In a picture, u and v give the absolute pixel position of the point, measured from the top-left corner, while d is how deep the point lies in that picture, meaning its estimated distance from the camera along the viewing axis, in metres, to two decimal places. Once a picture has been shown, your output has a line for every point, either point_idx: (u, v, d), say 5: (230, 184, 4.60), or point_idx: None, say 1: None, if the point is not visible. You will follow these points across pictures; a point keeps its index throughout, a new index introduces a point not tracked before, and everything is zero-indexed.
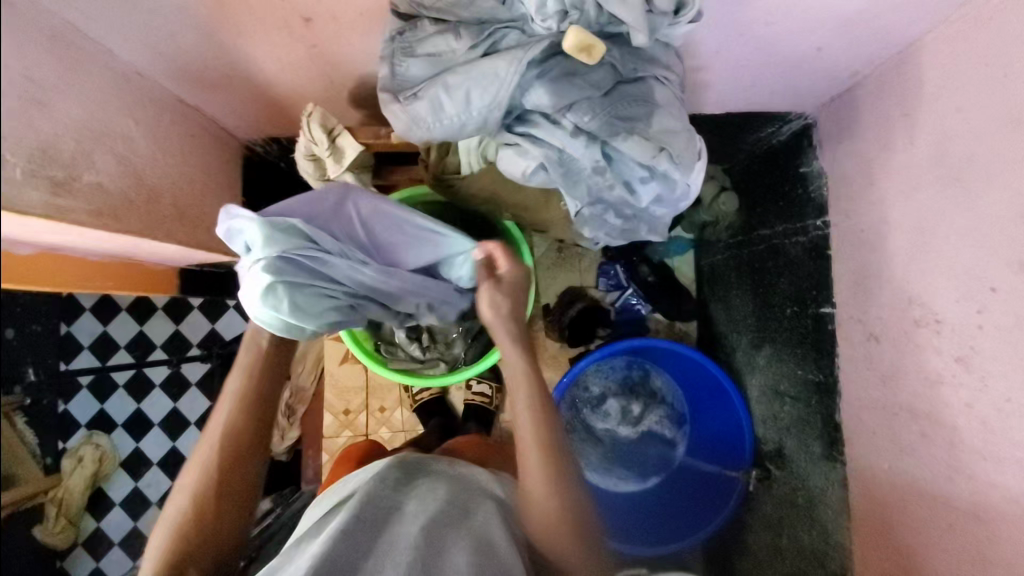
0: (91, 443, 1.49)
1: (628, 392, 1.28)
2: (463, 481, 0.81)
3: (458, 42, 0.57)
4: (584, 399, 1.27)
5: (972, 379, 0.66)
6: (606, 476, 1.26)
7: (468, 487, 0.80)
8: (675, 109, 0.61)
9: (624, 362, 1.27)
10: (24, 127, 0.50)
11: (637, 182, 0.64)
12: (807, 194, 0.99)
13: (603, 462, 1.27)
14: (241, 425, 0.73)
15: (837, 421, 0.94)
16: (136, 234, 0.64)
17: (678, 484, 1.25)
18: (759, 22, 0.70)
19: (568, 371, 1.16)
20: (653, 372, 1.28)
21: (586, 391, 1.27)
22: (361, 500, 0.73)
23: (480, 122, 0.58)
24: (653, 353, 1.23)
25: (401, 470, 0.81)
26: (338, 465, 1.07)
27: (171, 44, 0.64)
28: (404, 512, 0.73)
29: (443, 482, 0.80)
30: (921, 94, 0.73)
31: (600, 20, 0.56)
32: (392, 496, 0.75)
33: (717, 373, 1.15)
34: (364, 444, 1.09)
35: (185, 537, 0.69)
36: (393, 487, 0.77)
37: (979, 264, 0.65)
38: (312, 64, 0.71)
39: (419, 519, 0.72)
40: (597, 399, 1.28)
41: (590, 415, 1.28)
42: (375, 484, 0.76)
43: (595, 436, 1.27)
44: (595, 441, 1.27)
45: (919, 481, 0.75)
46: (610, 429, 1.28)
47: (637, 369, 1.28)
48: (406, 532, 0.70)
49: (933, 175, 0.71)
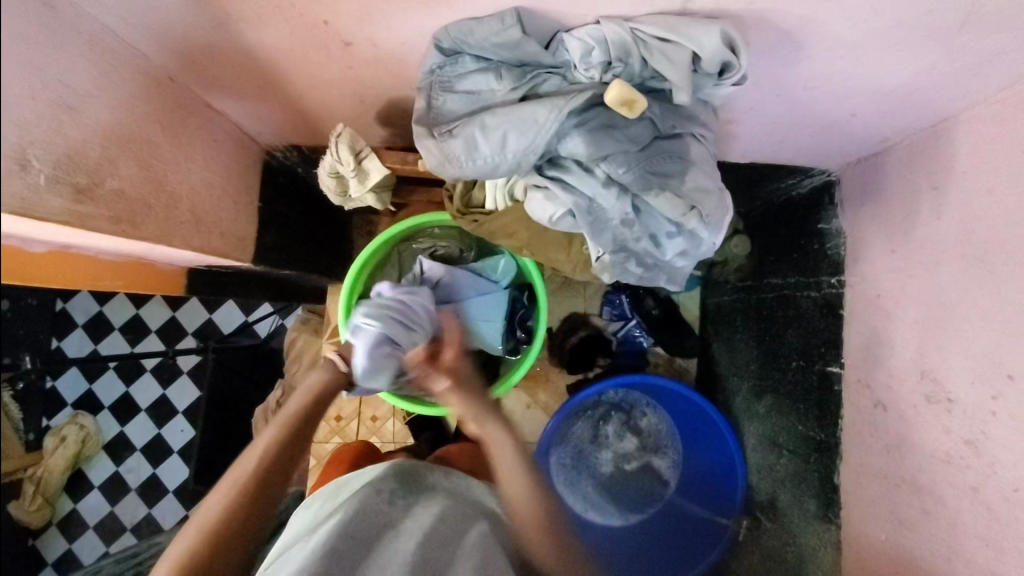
0: (75, 423, 1.48)
1: (655, 447, 1.26)
2: (460, 502, 0.82)
3: (499, 82, 0.56)
4: (603, 410, 1.27)
5: (981, 463, 0.66)
6: (576, 491, 1.24)
7: (462, 508, 0.80)
8: (709, 168, 0.61)
9: (641, 401, 1.26)
10: (51, 133, 0.48)
11: (663, 236, 0.64)
12: (823, 250, 0.99)
13: (577, 477, 1.25)
14: (285, 453, 0.73)
15: (836, 482, 0.93)
16: (150, 240, 0.63)
17: (639, 537, 1.23)
18: (800, 85, 0.69)
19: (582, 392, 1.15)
20: (679, 449, 1.25)
21: (634, 409, 1.27)
22: (352, 518, 0.74)
23: (513, 165, 0.58)
24: (672, 403, 1.22)
25: (398, 484, 0.83)
26: (328, 466, 1.05)
27: (206, 52, 0.63)
28: (399, 530, 0.74)
29: (438, 500, 0.81)
30: (951, 171, 0.72)
31: (643, 74, 0.56)
32: (385, 514, 0.77)
33: (727, 436, 1.13)
34: (358, 444, 1.08)
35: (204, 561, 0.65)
36: (389, 504, 0.78)
37: (998, 350, 0.64)
38: (345, 83, 0.70)
39: (412, 538, 0.72)
40: (635, 423, 1.27)
41: (613, 422, 1.27)
42: (369, 500, 0.78)
43: (591, 440, 1.26)
44: (583, 458, 1.26)
45: (917, 557, 0.75)
46: (605, 445, 1.27)
47: (652, 423, 1.26)
48: (400, 549, 0.70)
49: (957, 254, 0.70)
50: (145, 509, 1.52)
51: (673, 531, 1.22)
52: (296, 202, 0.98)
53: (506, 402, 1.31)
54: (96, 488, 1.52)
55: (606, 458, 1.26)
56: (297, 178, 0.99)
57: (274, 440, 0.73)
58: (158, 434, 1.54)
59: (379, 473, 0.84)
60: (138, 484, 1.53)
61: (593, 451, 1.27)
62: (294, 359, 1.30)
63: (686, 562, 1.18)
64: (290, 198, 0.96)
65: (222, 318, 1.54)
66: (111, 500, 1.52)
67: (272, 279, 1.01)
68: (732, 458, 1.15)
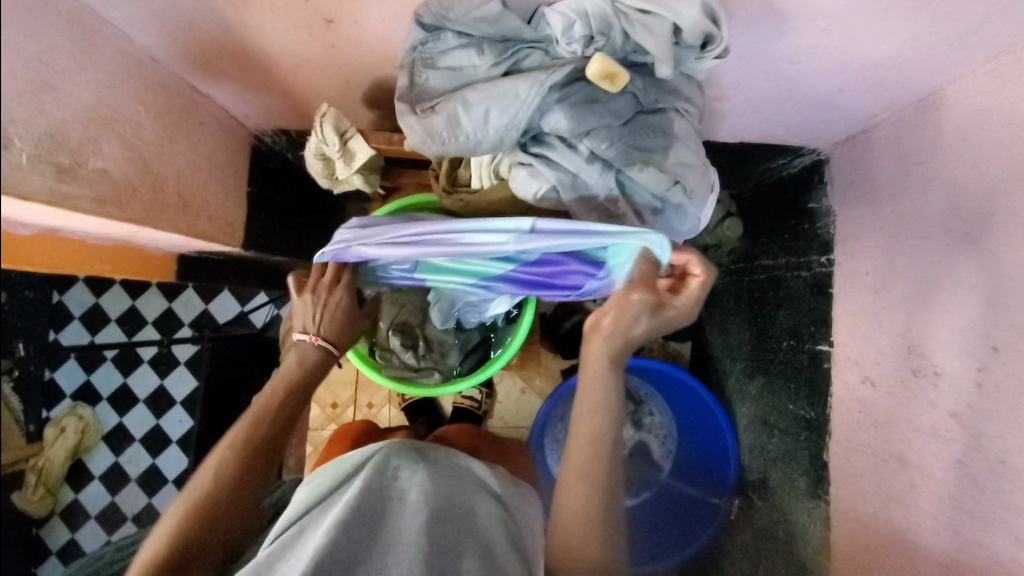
0: (75, 414, 1.48)
1: (654, 443, 1.25)
2: (461, 478, 0.83)
3: (481, 58, 0.57)
4: None
5: (968, 436, 0.66)
6: None
7: (463, 484, 0.82)
8: (693, 144, 0.61)
9: (643, 389, 1.26)
10: (34, 112, 0.48)
11: (648, 212, 0.64)
12: (813, 230, 0.99)
13: None
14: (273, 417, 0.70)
15: (825, 459, 0.94)
16: (136, 222, 0.63)
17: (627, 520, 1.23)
18: (785, 60, 0.69)
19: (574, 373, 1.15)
20: (675, 438, 1.25)
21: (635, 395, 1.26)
22: (362, 491, 0.74)
23: (495, 141, 0.58)
24: (677, 386, 1.23)
25: (404, 458, 0.83)
26: (331, 444, 1.07)
27: (186, 30, 0.62)
28: (407, 503, 0.75)
29: (442, 473, 0.82)
30: (938, 146, 0.72)
31: (625, 49, 0.56)
32: (393, 489, 0.77)
33: (726, 426, 1.17)
34: (358, 425, 1.09)
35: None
36: (395, 479, 0.79)
37: (983, 322, 0.64)
38: (329, 62, 0.70)
39: (419, 516, 0.72)
40: (639, 417, 1.26)
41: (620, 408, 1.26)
42: (375, 475, 0.78)
43: None
44: None
45: (904, 530, 0.76)
46: None
47: (653, 408, 1.25)
48: (408, 528, 0.70)
49: (944, 228, 0.71)
50: (145, 498, 1.53)
51: (665, 516, 1.22)
52: (286, 188, 0.98)
53: (501, 387, 1.31)
54: (96, 479, 1.53)
55: None
56: (287, 164, 0.99)
57: (259, 413, 0.69)
58: (157, 424, 1.55)
59: (381, 450, 0.84)
60: (138, 474, 1.54)
61: None
62: None
63: (677, 546, 1.18)
64: (280, 182, 0.97)
65: (216, 308, 1.54)
66: (111, 490, 1.53)
67: (267, 264, 1.01)
68: (724, 441, 1.19)
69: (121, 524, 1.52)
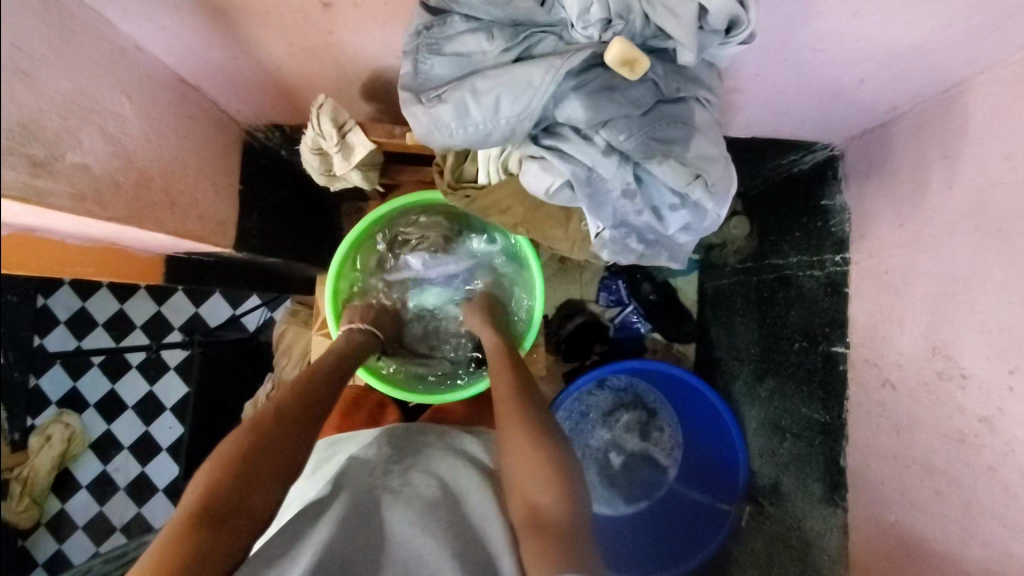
0: (61, 422, 1.39)
1: (659, 454, 1.24)
2: (454, 463, 0.82)
3: (491, 43, 0.53)
4: (614, 391, 1.24)
5: (998, 442, 0.63)
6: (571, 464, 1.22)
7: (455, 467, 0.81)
8: (714, 135, 0.58)
9: (653, 395, 1.24)
10: (4, 99, 0.44)
11: (665, 208, 0.60)
12: (826, 228, 0.96)
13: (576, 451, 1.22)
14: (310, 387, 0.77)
15: (842, 464, 0.91)
16: (121, 221, 0.59)
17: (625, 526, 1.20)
18: (807, 48, 0.66)
19: (585, 374, 1.11)
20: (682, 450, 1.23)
21: (646, 402, 1.25)
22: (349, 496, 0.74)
23: (507, 132, 0.54)
24: (684, 395, 1.19)
25: (394, 454, 0.83)
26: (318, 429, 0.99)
27: (173, 15, 0.58)
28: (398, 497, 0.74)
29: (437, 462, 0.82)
30: (965, 138, 0.69)
31: (645, 33, 0.52)
32: (381, 484, 0.77)
33: (734, 436, 1.10)
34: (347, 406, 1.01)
35: (206, 507, 0.62)
36: (386, 473, 0.79)
37: (1015, 322, 0.61)
38: (326, 51, 0.66)
39: (412, 505, 0.73)
40: (649, 427, 1.24)
41: (632, 413, 1.24)
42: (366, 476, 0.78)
43: (603, 415, 1.23)
44: (587, 434, 1.23)
45: (929, 538, 0.73)
46: (610, 428, 1.24)
47: (662, 417, 1.24)
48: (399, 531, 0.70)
49: (971, 224, 0.68)
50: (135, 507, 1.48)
51: (665, 525, 1.19)
52: (281, 186, 0.94)
53: None
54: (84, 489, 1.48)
55: (609, 439, 1.24)
56: (281, 161, 0.95)
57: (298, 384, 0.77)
58: (146, 432, 1.50)
59: (371, 449, 0.84)
60: (127, 483, 1.49)
61: (598, 427, 1.24)
62: (284, 352, 1.25)
63: (676, 556, 1.15)
64: (275, 180, 0.93)
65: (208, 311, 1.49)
66: (99, 500, 1.48)
67: (259, 266, 0.96)
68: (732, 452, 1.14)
69: (109, 535, 1.47)
